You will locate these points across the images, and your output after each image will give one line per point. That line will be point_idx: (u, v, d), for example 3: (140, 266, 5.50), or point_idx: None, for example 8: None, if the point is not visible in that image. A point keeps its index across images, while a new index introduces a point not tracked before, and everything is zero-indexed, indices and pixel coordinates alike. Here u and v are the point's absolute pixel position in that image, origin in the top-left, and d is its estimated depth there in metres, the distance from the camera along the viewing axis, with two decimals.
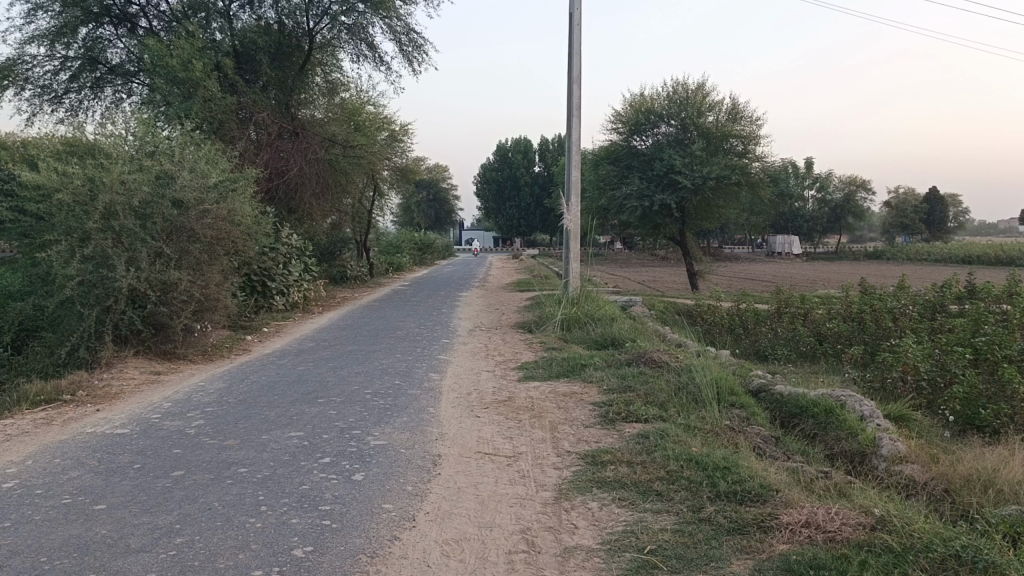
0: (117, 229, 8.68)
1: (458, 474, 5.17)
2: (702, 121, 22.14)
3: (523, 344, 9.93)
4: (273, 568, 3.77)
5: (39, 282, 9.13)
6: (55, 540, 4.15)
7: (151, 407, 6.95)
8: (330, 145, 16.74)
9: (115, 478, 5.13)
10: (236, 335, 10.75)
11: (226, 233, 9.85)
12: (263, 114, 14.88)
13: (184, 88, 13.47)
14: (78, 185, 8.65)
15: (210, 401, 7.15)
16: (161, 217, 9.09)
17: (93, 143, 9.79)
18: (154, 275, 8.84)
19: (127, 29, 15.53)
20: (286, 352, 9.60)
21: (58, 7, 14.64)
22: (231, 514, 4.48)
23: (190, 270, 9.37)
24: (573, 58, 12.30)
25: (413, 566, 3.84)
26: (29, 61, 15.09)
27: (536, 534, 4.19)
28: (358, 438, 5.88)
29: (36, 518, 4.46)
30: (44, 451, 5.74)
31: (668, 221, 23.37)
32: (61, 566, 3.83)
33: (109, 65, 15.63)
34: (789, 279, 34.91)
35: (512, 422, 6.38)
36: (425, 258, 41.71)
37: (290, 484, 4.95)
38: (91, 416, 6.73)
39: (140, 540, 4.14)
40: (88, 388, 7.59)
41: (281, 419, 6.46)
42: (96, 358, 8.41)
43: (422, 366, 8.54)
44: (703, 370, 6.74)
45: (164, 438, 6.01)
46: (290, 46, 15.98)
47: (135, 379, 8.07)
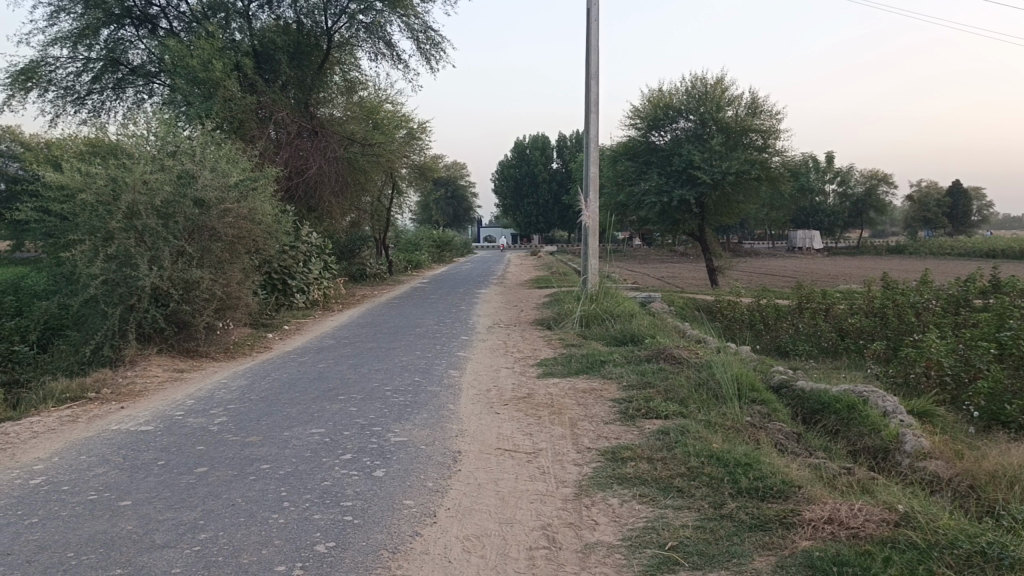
0: (140, 229, 8.77)
1: (479, 470, 5.19)
2: (721, 116, 22.00)
3: (542, 341, 9.92)
4: (296, 564, 3.80)
5: (64, 281, 9.25)
6: (81, 536, 4.20)
7: (174, 404, 7.02)
8: (349, 143, 16.83)
9: (140, 474, 5.19)
10: (257, 333, 10.83)
11: (247, 232, 9.93)
12: (282, 113, 14.96)
13: (205, 88, 13.58)
14: (101, 185, 8.74)
15: (232, 398, 7.22)
16: (183, 216, 9.18)
17: (116, 144, 9.89)
18: (177, 274, 8.95)
19: (148, 30, 15.67)
20: (307, 350, 9.65)
21: (80, 9, 14.80)
22: (255, 509, 4.53)
23: (212, 268, 9.46)
24: (591, 54, 12.28)
25: (434, 562, 3.85)
26: (52, 63, 15.25)
27: (557, 530, 4.20)
28: (379, 434, 5.92)
29: (63, 514, 4.53)
30: (71, 448, 5.81)
31: (688, 217, 23.26)
32: (88, 561, 3.88)
33: (130, 66, 15.78)
34: (817, 279, 30.79)
35: (532, 418, 6.39)
36: (444, 256, 41.82)
37: (313, 480, 4.99)
38: (116, 413, 6.82)
39: (165, 536, 4.19)
40: (112, 385, 7.69)
41: (302, 416, 6.50)
42: (120, 356, 8.51)
43: (441, 363, 8.57)
44: (723, 366, 6.71)
45: (188, 435, 6.07)
46: (309, 45, 16.03)
47: (159, 376, 8.15)
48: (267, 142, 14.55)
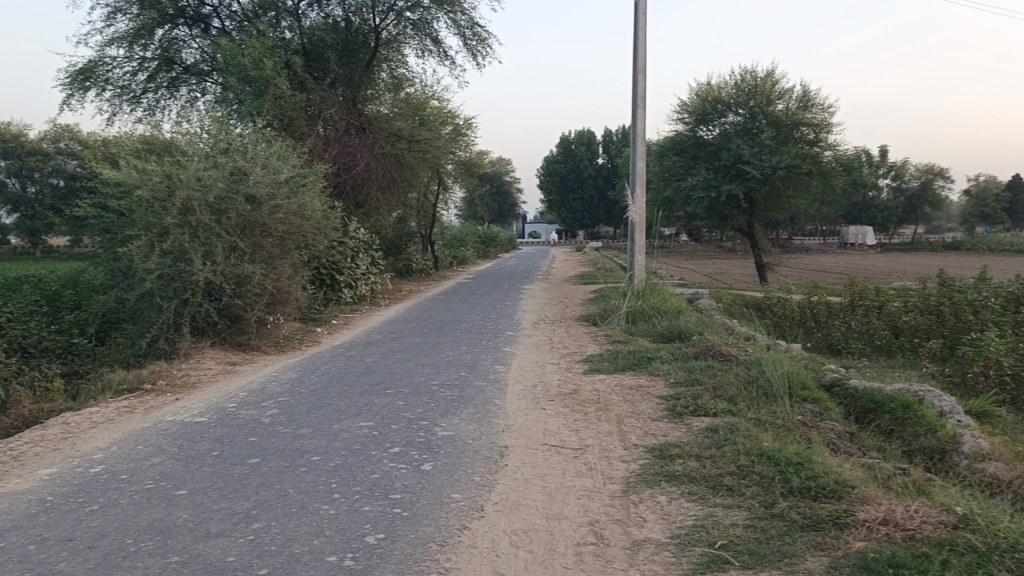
0: (194, 225, 8.97)
1: (526, 465, 5.20)
2: (771, 109, 21.68)
3: (588, 337, 9.89)
4: (346, 555, 3.86)
5: (121, 276, 9.50)
6: (140, 523, 4.32)
7: (227, 396, 7.17)
8: (396, 140, 16.96)
9: (195, 464, 5.32)
10: (306, 327, 10.99)
11: (297, 227, 10.09)
12: (331, 110, 15.11)
13: (256, 87, 13.81)
14: (156, 182, 8.95)
15: (283, 391, 7.34)
16: (235, 212, 9.36)
17: (170, 142, 10.12)
18: (230, 268, 9.13)
19: (200, 30, 15.98)
20: (355, 344, 9.77)
21: (135, 9, 15.16)
22: (306, 500, 4.60)
23: (263, 263, 9.64)
24: (639, 48, 12.17)
25: (483, 556, 3.87)
26: (109, 63, 15.64)
27: (605, 526, 4.19)
28: (426, 428, 5.96)
29: (122, 501, 4.66)
30: (129, 438, 5.97)
31: (736, 212, 22.95)
32: (146, 548, 3.99)
33: (184, 65, 16.10)
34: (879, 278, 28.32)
35: (578, 414, 6.38)
36: (489, 251, 41.94)
37: (362, 472, 5.05)
38: (171, 404, 6.99)
39: (220, 525, 4.28)
40: (167, 377, 7.88)
41: (350, 409, 6.58)
42: (175, 348, 8.71)
43: (487, 358, 8.59)
44: (773, 363, 6.62)
45: (240, 427, 6.19)
46: (357, 43, 16.20)
47: (212, 369, 8.32)
48: (316, 139, 14.74)
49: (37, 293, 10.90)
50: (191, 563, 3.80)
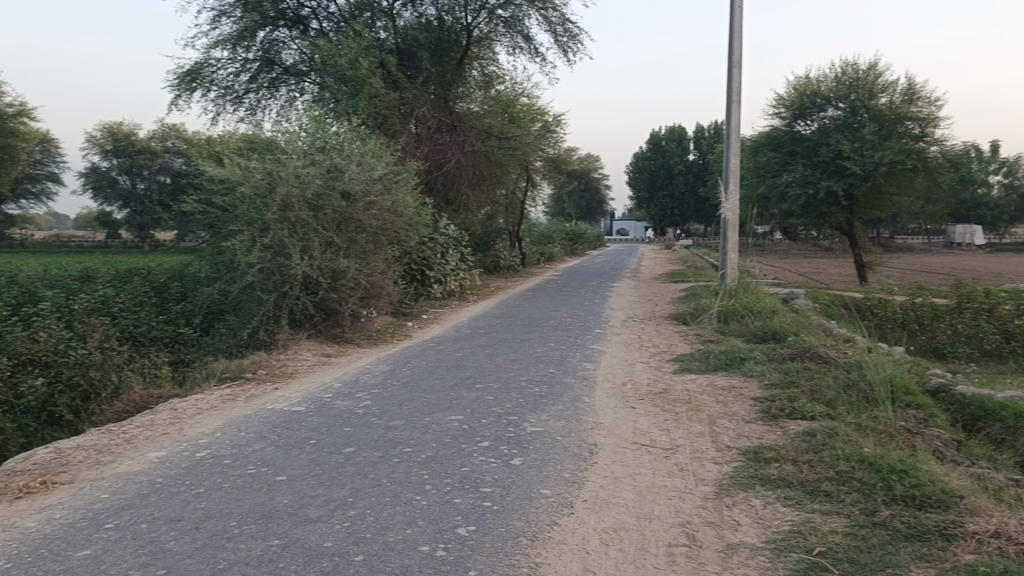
0: (293, 221, 9.28)
1: (616, 464, 5.17)
2: (873, 103, 20.93)
3: (678, 336, 9.76)
4: (439, 545, 3.92)
5: (225, 269, 9.90)
6: (243, 506, 4.51)
7: (323, 387, 7.40)
8: (487, 137, 17.12)
9: (294, 452, 5.51)
10: (398, 321, 11.21)
11: (390, 223, 10.31)
12: (423, 108, 15.33)
13: (352, 86, 14.17)
14: (258, 179, 9.29)
15: (376, 383, 7.52)
16: (331, 208, 9.64)
17: (272, 140, 10.49)
18: (326, 263, 9.41)
19: (300, 31, 16.50)
20: (445, 339, 9.91)
21: (239, 13, 15.80)
22: (399, 490, 4.70)
23: (357, 258, 9.89)
24: (734, 41, 11.92)
25: (573, 552, 3.87)
26: (215, 64, 16.34)
27: (697, 528, 4.13)
28: (516, 424, 6.01)
29: (226, 485, 4.87)
30: (232, 425, 6.23)
31: (834, 210, 22.22)
32: (249, 531, 4.16)
33: (284, 65, 16.64)
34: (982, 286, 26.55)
35: (669, 414, 6.30)
36: (577, 248, 41.82)
37: (453, 465, 5.12)
38: (271, 393, 7.25)
39: (318, 511, 4.42)
40: (267, 366, 8.18)
41: (441, 403, 6.68)
42: (274, 340, 9.03)
43: (575, 355, 8.59)
44: (875, 367, 6.39)
45: (335, 417, 6.37)
46: (449, 41, 16.41)
47: (308, 360, 8.58)
48: (409, 137, 14.96)
49: (147, 285, 11.48)
50: (290, 547, 3.94)
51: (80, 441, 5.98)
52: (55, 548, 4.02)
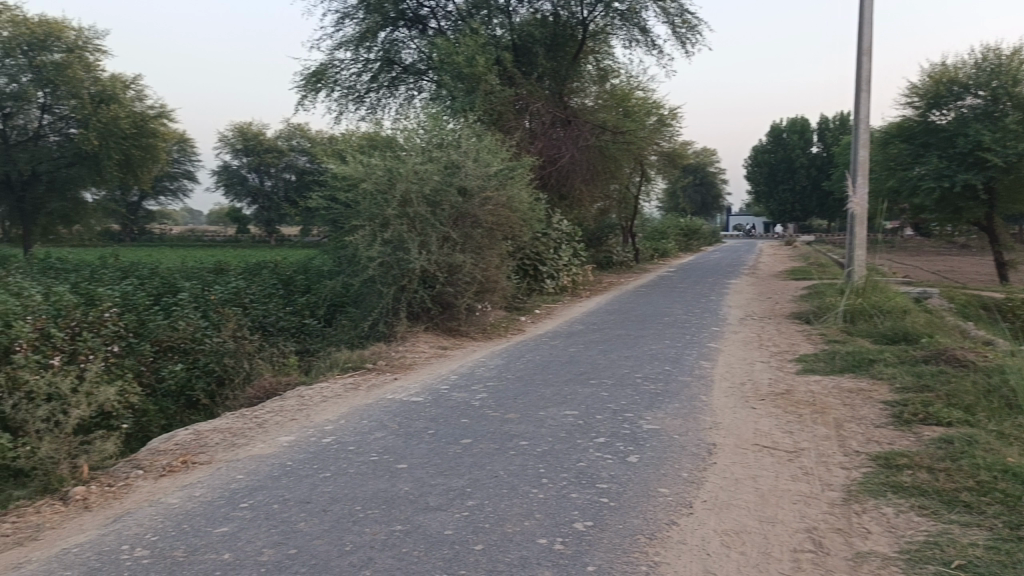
0: (412, 216, 9.52)
1: (736, 465, 5.05)
2: (1018, 90, 19.60)
3: (800, 335, 9.43)
4: (557, 538, 3.94)
5: (347, 263, 10.27)
6: (366, 492, 4.66)
7: (440, 378, 7.56)
8: (601, 132, 17.03)
9: (413, 441, 5.65)
10: (512, 316, 11.32)
11: (505, 218, 10.42)
12: (537, 104, 15.36)
13: (469, 83, 14.40)
14: (379, 175, 9.60)
15: (492, 376, 7.62)
16: (448, 204, 9.82)
17: (392, 138, 10.78)
18: (443, 257, 9.60)
19: (418, 31, 16.87)
20: (559, 334, 9.94)
21: (361, 14, 16.33)
22: (516, 483, 4.75)
23: (473, 253, 10.05)
24: (864, 28, 11.39)
25: (693, 553, 3.81)
26: (338, 65, 16.95)
27: (823, 535, 3.99)
28: (631, 421, 5.96)
29: (350, 471, 5.05)
30: (354, 413, 6.46)
31: (971, 205, 20.93)
32: (372, 516, 4.30)
33: (403, 65, 17.06)
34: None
35: (792, 415, 6.10)
36: (691, 243, 41.04)
37: (569, 460, 5.13)
38: (390, 383, 7.48)
39: (438, 499, 4.52)
40: (386, 357, 8.43)
41: (556, 397, 6.71)
42: (393, 332, 9.29)
43: (692, 353, 8.43)
44: (1020, 372, 5.98)
45: (453, 408, 6.50)
46: (564, 36, 16.42)
47: (425, 352, 8.78)
48: (525, 132, 15.03)
49: (274, 277, 12.04)
50: (412, 533, 4.05)
51: (216, 424, 6.33)
52: (196, 523, 4.27)
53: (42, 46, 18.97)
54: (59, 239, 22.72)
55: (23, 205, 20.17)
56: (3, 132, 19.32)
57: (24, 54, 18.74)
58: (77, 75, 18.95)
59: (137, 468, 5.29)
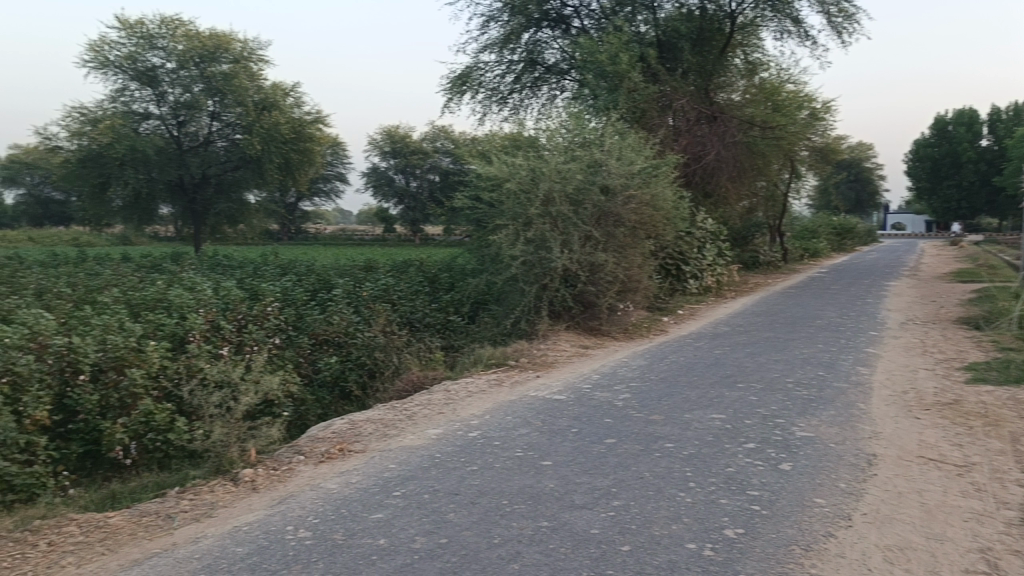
0: (555, 215, 9.61)
1: (898, 477, 4.77)
2: None
3: (969, 342, 8.77)
4: (706, 544, 3.86)
5: (490, 261, 10.47)
6: (513, 487, 4.73)
7: (582, 377, 7.57)
8: (749, 127, 16.52)
9: (557, 439, 5.69)
10: (654, 316, 11.17)
11: (649, 217, 10.30)
12: (682, 101, 15.04)
13: (612, 81, 14.34)
14: (522, 174, 9.80)
15: (634, 377, 7.55)
16: (591, 203, 9.82)
17: (535, 138, 10.89)
18: (585, 256, 9.60)
19: (562, 31, 16.94)
20: (703, 335, 9.71)
21: (506, 16, 16.61)
22: (663, 485, 4.69)
23: (615, 251, 9.99)
24: None
25: (853, 568, 3.63)
26: (483, 68, 17.29)
27: (1000, 556, 3.70)
28: (783, 427, 5.74)
29: (497, 465, 5.14)
30: (499, 409, 6.58)
31: None
32: (519, 510, 4.36)
33: (546, 65, 17.18)
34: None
35: (961, 427, 5.69)
36: (844, 243, 39.03)
37: (717, 464, 5.01)
38: (533, 381, 7.56)
39: (583, 498, 4.52)
40: (529, 355, 8.52)
41: (702, 400, 6.56)
42: (535, 330, 9.37)
43: (847, 358, 8.03)
44: None
45: (596, 407, 6.49)
46: (712, 30, 16.15)
47: (567, 351, 8.81)
48: (669, 129, 14.80)
49: (420, 275, 12.43)
50: (559, 530, 4.08)
51: (369, 415, 6.61)
52: (353, 509, 4.48)
53: (212, 57, 20.47)
54: (226, 238, 23.91)
55: (196, 206, 21.34)
56: (178, 138, 20.75)
57: (196, 65, 20.32)
58: (243, 84, 20.32)
59: (298, 454, 5.60)
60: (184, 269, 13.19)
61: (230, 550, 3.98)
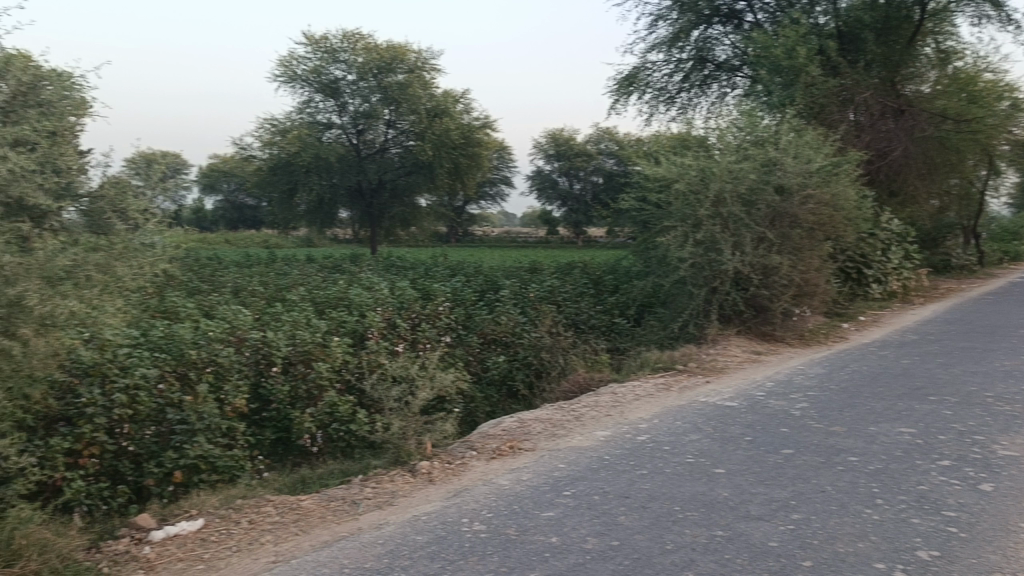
0: (726, 216, 9.37)
1: None
2: None
3: None
4: (897, 565, 3.62)
5: (657, 264, 10.34)
6: (685, 493, 4.65)
7: (755, 384, 7.31)
8: (941, 121, 15.34)
9: (730, 446, 5.53)
10: (832, 322, 10.59)
11: (827, 217, 9.80)
12: (865, 94, 14.20)
13: (787, 77, 13.80)
14: (692, 174, 9.67)
15: (812, 385, 7.20)
16: (765, 204, 9.48)
17: (705, 137, 10.64)
18: (758, 259, 9.27)
19: (733, 26, 16.46)
20: (888, 344, 9.11)
21: (675, 15, 16.37)
22: (847, 501, 4.44)
23: (791, 254, 9.57)
24: None
25: None
26: (650, 67, 17.11)
27: None
28: (982, 445, 5.29)
29: (668, 470, 5.07)
30: (668, 413, 6.48)
31: None
32: (692, 518, 4.27)
33: (717, 62, 16.75)
34: None
35: None
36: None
37: (906, 481, 4.69)
38: (703, 386, 7.39)
39: (760, 509, 4.37)
40: (697, 360, 8.33)
41: (888, 413, 6.16)
42: (704, 334, 9.15)
43: None
44: None
45: (771, 416, 6.25)
46: (898, 18, 14.94)
47: (738, 356, 8.52)
48: (850, 125, 14.01)
49: (586, 277, 12.45)
50: (735, 540, 3.96)
51: (537, 414, 6.70)
52: (525, 506, 4.55)
53: (389, 68, 21.55)
54: (400, 242, 24.86)
55: (372, 210, 22.35)
56: (357, 146, 21.87)
57: (374, 77, 21.49)
58: (416, 93, 21.31)
59: (471, 449, 5.77)
60: (362, 270, 13.94)
61: (410, 537, 4.17)
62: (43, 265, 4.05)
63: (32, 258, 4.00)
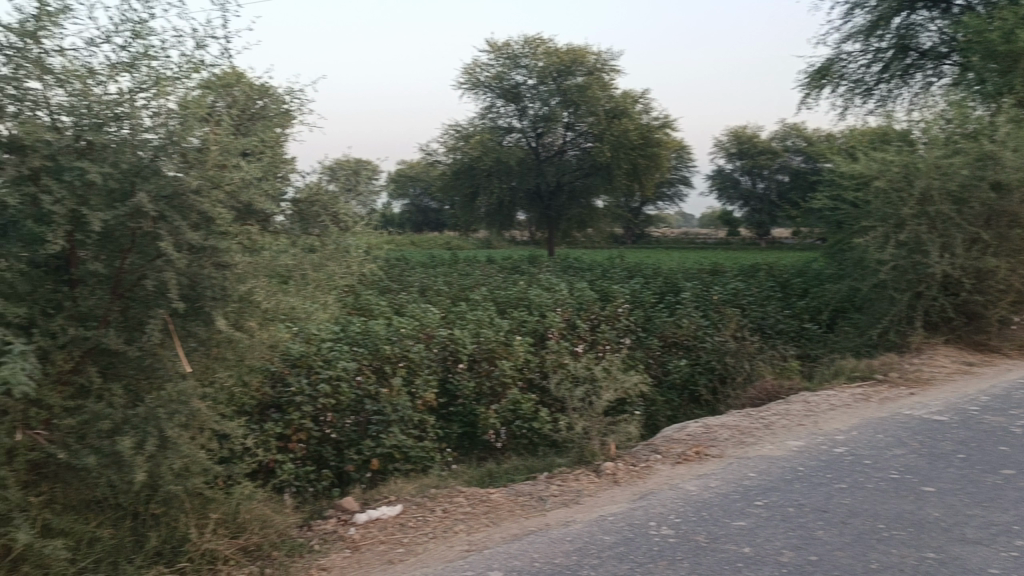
0: (932, 216, 8.69)
1: None
2: None
3: None
4: None
5: (852, 266, 9.76)
6: (889, 510, 4.36)
7: (968, 398, 6.73)
8: None
9: (940, 463, 5.12)
10: None
11: None
12: None
13: (1006, 62, 12.61)
14: (894, 171, 9.06)
15: None
16: (978, 201, 8.70)
17: (908, 131, 9.93)
18: (970, 261, 8.53)
19: (941, 10, 15.24)
20: None
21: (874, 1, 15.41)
22: None
23: (1009, 256, 8.73)
24: None
25: None
26: (845, 59, 16.19)
27: None
28: None
29: (869, 485, 4.77)
30: (868, 425, 6.10)
31: None
32: (898, 537, 4.00)
33: (921, 50, 15.59)
34: None
35: None
36: None
37: None
38: (906, 397, 6.90)
39: (977, 533, 4.02)
40: (899, 369, 7.78)
41: None
42: (906, 342, 8.53)
43: None
44: None
45: (987, 433, 5.73)
46: None
47: (947, 367, 7.87)
48: None
49: (772, 280, 11.96)
50: (949, 564, 3.67)
51: (724, 420, 6.51)
52: (714, 513, 4.45)
53: (568, 71, 21.80)
54: (578, 243, 25.03)
55: (550, 212, 22.67)
56: (536, 148, 22.29)
57: (554, 80, 21.83)
58: (595, 94, 21.37)
59: (655, 453, 5.71)
60: (541, 271, 14.15)
61: (598, 536, 4.19)
62: (268, 263, 4.44)
63: (260, 256, 4.41)
